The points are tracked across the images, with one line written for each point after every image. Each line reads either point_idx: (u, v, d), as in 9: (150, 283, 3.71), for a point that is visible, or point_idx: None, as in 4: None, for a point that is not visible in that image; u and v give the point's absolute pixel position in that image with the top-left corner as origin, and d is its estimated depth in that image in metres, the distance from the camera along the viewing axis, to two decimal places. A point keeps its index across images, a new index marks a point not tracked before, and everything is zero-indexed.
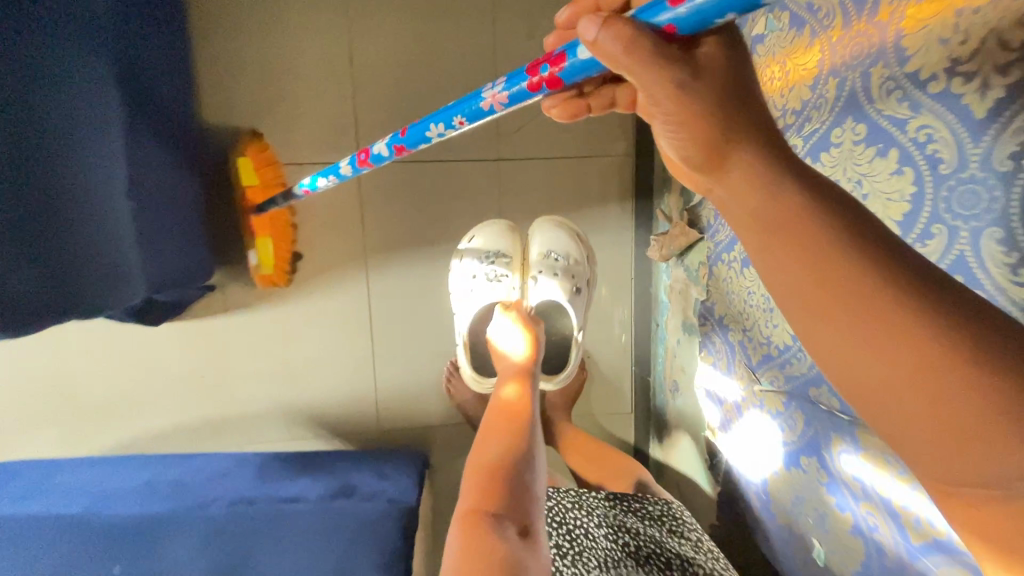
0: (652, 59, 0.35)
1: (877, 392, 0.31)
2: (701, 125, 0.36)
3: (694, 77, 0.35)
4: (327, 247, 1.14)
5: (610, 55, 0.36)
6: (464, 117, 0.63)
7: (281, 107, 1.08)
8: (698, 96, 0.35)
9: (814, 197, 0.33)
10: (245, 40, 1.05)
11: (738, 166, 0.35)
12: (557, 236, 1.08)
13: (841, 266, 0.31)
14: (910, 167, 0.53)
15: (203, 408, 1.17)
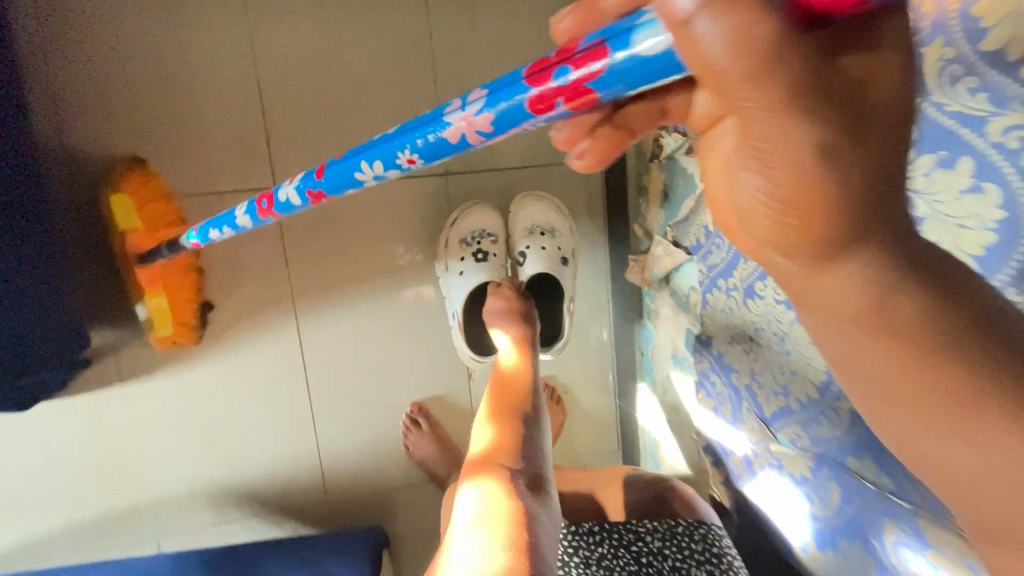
0: (798, 95, 0.18)
1: None
2: (842, 231, 0.19)
3: (858, 131, 0.18)
4: (242, 293, 0.94)
5: (707, 63, 0.18)
6: (416, 152, 0.42)
7: (164, 126, 0.86)
8: (855, 172, 0.18)
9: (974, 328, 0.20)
10: (108, 42, 0.82)
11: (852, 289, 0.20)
12: (543, 210, 0.97)
13: (995, 392, 0.20)
14: (993, 185, 0.39)
15: (101, 501, 0.95)
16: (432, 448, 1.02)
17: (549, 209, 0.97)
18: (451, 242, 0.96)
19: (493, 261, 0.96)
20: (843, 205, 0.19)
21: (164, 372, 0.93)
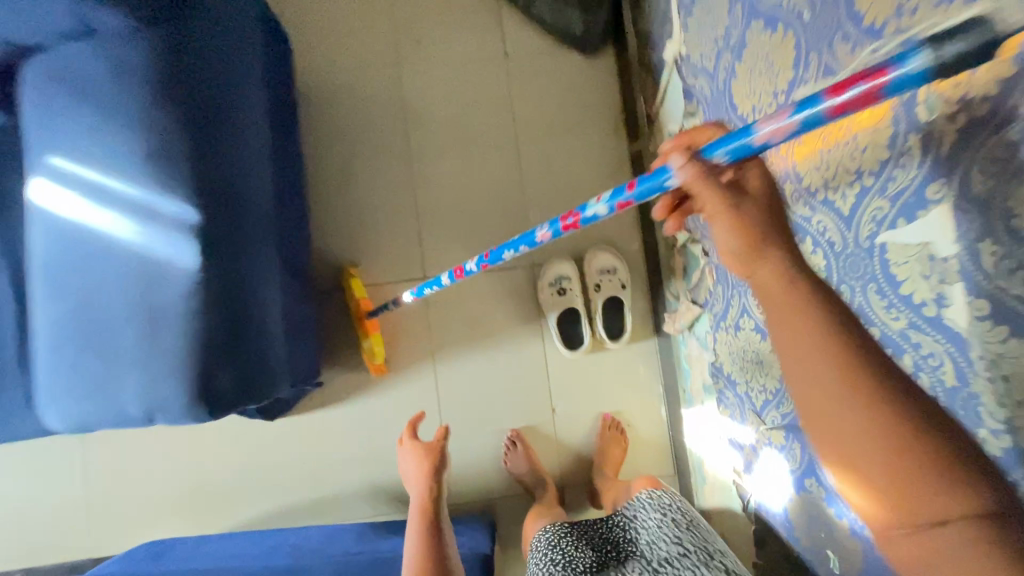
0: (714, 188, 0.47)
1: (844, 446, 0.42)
2: (743, 228, 0.46)
3: (745, 203, 0.47)
4: (403, 346, 1.42)
5: (686, 183, 0.49)
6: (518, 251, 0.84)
7: (369, 241, 1.44)
8: (743, 214, 0.47)
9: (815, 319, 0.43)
10: (343, 201, 1.44)
11: (768, 264, 0.46)
12: (606, 256, 1.38)
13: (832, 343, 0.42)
14: (814, 245, 0.77)
15: (302, 490, 1.38)
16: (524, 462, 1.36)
17: (609, 256, 1.39)
18: (542, 284, 1.39)
19: (574, 293, 1.36)
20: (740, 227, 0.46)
21: (352, 399, 1.41)
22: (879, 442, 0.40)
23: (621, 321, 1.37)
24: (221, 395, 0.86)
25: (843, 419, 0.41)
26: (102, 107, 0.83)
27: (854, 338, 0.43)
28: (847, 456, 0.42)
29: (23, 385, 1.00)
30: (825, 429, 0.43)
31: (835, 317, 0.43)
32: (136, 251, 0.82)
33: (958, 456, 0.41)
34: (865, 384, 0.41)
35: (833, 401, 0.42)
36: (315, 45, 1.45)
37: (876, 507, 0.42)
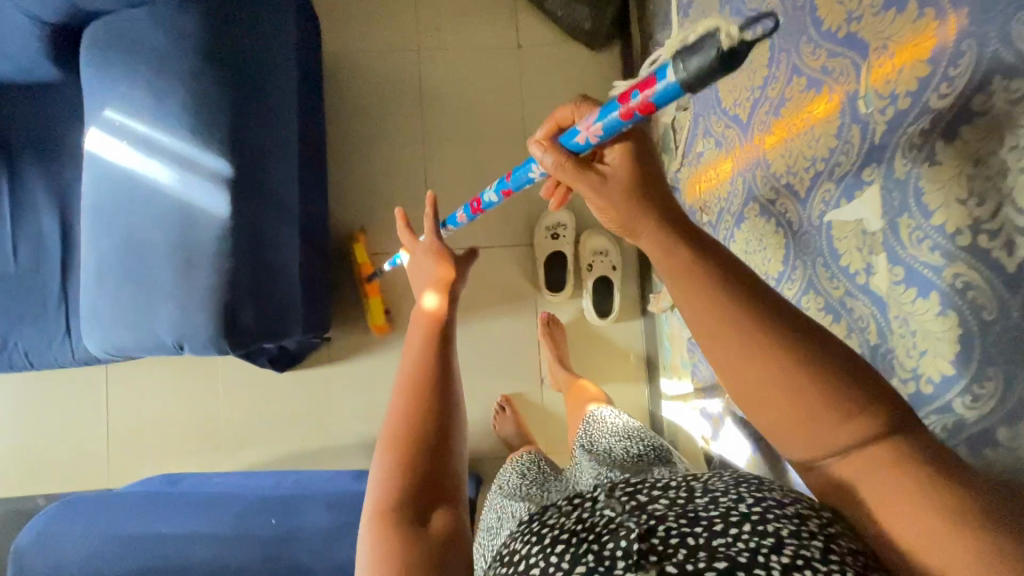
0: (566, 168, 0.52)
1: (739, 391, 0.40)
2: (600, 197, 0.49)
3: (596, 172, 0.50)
4: (405, 312, 1.53)
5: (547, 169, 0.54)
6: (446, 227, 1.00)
7: (380, 212, 1.55)
8: (597, 183, 0.49)
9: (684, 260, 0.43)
10: (358, 173, 1.54)
11: (645, 227, 0.46)
12: (601, 238, 1.48)
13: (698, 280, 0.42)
14: (776, 225, 0.87)
15: (305, 437, 1.49)
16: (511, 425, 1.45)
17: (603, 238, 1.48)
18: (539, 261, 1.48)
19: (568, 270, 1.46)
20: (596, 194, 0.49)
21: (355, 358, 1.52)
22: (765, 380, 0.39)
23: (610, 299, 1.47)
24: (244, 332, 0.96)
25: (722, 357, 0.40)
26: (157, 68, 0.94)
27: (730, 278, 0.41)
28: (744, 400, 0.40)
29: (64, 318, 1.11)
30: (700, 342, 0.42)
31: (705, 257, 0.43)
32: (175, 196, 0.93)
33: (857, 383, 0.38)
34: (738, 325, 0.40)
35: (717, 350, 0.41)
36: (342, 25, 1.55)
37: (787, 444, 0.40)
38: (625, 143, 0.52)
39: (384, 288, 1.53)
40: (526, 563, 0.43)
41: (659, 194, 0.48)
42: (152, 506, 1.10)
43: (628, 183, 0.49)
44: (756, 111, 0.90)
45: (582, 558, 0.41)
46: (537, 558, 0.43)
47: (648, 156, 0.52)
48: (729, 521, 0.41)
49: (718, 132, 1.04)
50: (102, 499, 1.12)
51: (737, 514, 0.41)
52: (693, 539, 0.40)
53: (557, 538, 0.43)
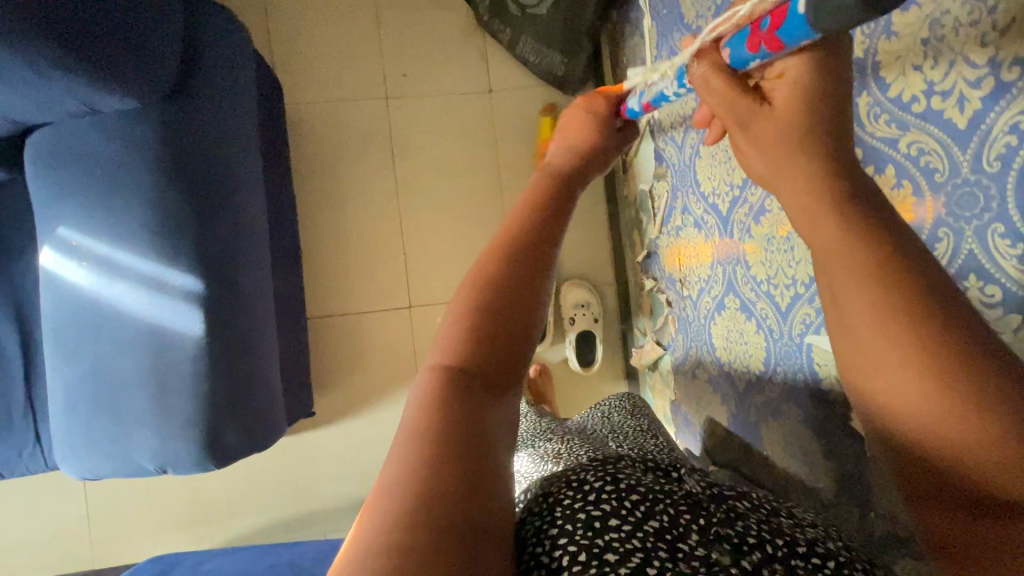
0: (718, 92, 0.45)
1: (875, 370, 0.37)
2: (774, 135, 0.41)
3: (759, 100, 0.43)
4: (388, 372, 1.51)
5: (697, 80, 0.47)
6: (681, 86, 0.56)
7: (356, 270, 1.50)
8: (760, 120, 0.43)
9: (849, 229, 0.38)
10: (332, 230, 1.49)
11: (792, 166, 0.40)
12: (580, 291, 1.48)
13: (877, 260, 0.37)
14: (757, 325, 0.89)
15: (294, 504, 1.49)
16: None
17: (583, 291, 1.48)
18: None
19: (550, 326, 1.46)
20: (755, 132, 0.43)
21: (340, 419, 1.50)
22: (926, 391, 0.35)
23: (592, 351, 1.48)
24: (227, 449, 0.93)
25: (867, 332, 0.37)
26: (108, 182, 0.88)
27: (885, 279, 0.36)
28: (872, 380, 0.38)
29: (34, 429, 1.07)
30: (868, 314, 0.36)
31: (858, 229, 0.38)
32: (145, 320, 0.89)
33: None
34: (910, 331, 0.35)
35: (856, 315, 0.37)
36: (304, 73, 1.47)
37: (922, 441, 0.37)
38: (814, 51, 0.41)
39: (365, 348, 1.51)
40: (596, 494, 0.49)
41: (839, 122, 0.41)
42: None
43: (796, 118, 0.41)
44: (734, 210, 0.90)
45: (658, 513, 0.49)
46: (611, 495, 0.49)
47: (835, 75, 0.41)
48: (813, 552, 0.47)
49: (697, 213, 1.04)
50: None
51: (822, 548, 0.47)
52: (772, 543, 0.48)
53: (633, 488, 0.51)
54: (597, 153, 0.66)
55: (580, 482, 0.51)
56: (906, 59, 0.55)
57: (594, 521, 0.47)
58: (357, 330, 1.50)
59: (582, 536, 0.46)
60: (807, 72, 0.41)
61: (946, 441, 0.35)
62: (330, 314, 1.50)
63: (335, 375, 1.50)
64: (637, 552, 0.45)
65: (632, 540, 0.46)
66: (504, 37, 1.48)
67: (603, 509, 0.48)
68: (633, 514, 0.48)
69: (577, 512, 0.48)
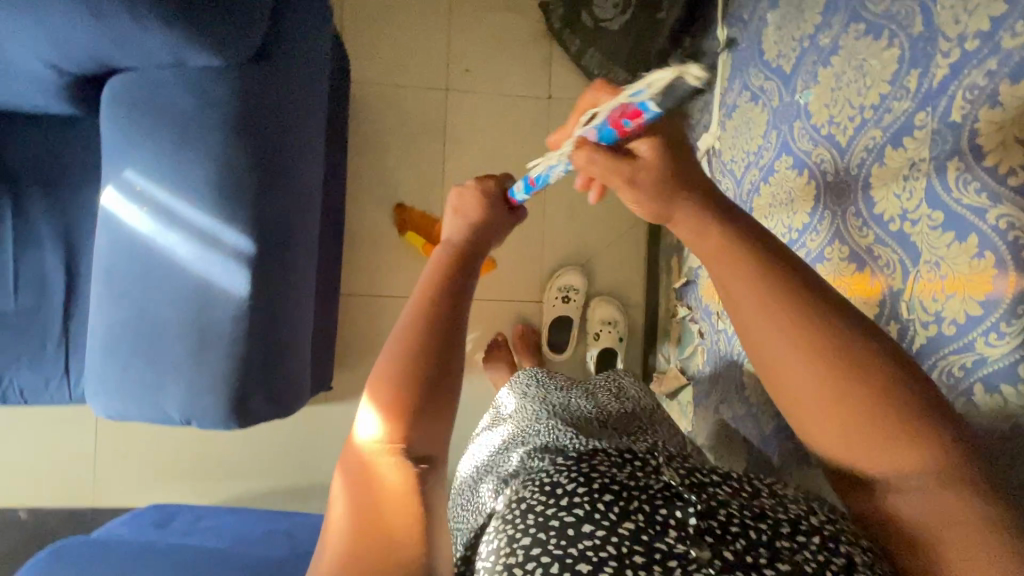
0: (592, 163, 0.46)
1: (806, 411, 0.43)
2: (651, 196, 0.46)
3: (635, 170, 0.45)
4: None
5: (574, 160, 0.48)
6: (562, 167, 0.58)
7: (391, 253, 1.51)
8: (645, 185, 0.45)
9: (755, 278, 0.43)
10: (373, 210, 1.50)
11: (682, 213, 0.46)
12: (610, 309, 1.47)
13: (801, 303, 0.42)
14: None
15: (295, 474, 1.50)
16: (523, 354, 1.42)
17: (612, 310, 1.47)
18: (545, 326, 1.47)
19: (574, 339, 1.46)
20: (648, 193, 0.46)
21: (352, 399, 1.50)
22: (851, 424, 0.41)
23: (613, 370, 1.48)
24: (252, 411, 0.94)
25: (800, 384, 0.42)
26: (180, 133, 0.89)
27: (817, 326, 0.42)
28: (809, 427, 0.43)
29: (64, 360, 1.09)
30: (794, 373, 0.42)
31: (783, 290, 0.42)
32: (194, 273, 0.90)
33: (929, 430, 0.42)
34: (831, 371, 0.41)
35: (786, 369, 0.42)
36: (370, 52, 1.48)
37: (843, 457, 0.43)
38: (655, 134, 0.46)
39: (388, 332, 1.51)
40: (570, 500, 0.56)
41: (699, 188, 0.46)
42: (146, 555, 1.06)
43: (664, 182, 0.45)
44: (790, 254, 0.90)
45: (634, 514, 0.56)
46: (584, 499, 0.56)
47: (677, 139, 0.47)
48: (789, 532, 0.56)
49: None
50: (89, 545, 1.07)
51: (796, 529, 0.56)
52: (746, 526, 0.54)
53: (607, 489, 0.58)
54: (498, 217, 0.62)
55: (555, 488, 0.57)
56: (1008, 131, 0.56)
57: (567, 528, 0.53)
58: (383, 313, 1.51)
59: (555, 546, 0.52)
60: (659, 145, 0.46)
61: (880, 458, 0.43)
62: (360, 293, 1.50)
63: (355, 355, 1.51)
64: (610, 560, 0.51)
65: (605, 545, 0.52)
66: (574, 47, 1.48)
67: (577, 514, 0.54)
68: (610, 519, 0.52)
69: (554, 521, 0.53)
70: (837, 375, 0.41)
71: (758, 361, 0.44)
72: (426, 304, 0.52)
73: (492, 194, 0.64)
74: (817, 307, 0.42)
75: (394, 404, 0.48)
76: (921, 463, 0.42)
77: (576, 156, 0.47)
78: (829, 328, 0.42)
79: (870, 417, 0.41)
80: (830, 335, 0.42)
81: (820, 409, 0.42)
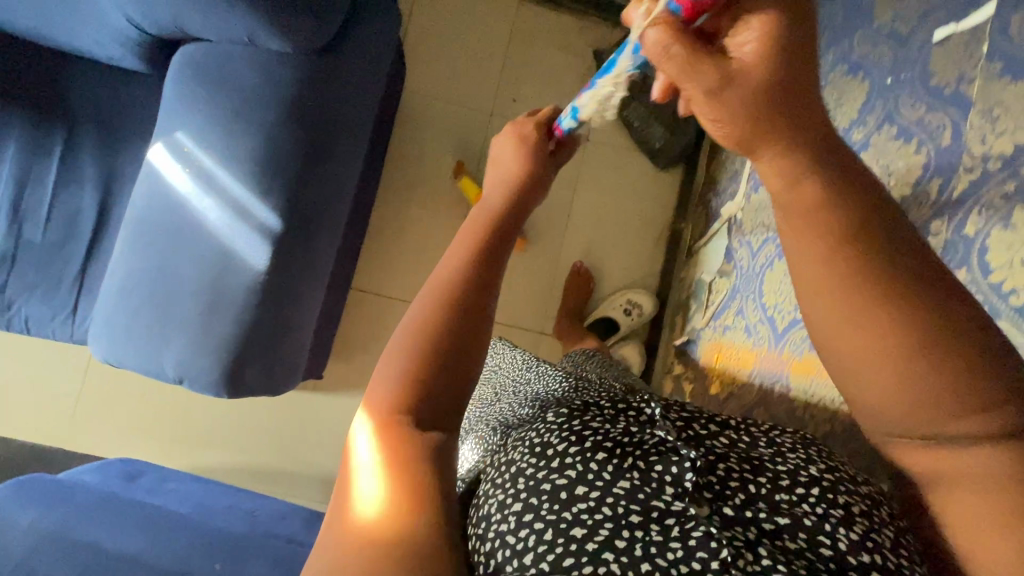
0: (677, 57, 0.45)
1: (844, 333, 0.45)
2: (743, 113, 0.45)
3: (724, 80, 0.44)
4: None
5: (650, 48, 0.46)
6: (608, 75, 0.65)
7: (408, 257, 1.54)
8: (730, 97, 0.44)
9: (826, 204, 0.46)
10: (399, 214, 1.54)
11: (768, 149, 0.46)
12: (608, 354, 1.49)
13: (852, 233, 0.45)
14: None
15: (269, 456, 1.49)
16: (575, 298, 1.50)
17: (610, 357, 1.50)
18: None
19: None
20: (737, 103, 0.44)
21: (341, 392, 1.51)
22: (881, 346, 0.44)
23: None
24: (244, 381, 0.95)
25: (846, 320, 0.45)
26: (234, 107, 0.94)
27: (862, 255, 0.44)
28: (850, 353, 0.45)
29: (75, 298, 1.11)
30: (833, 297, 0.45)
31: (840, 215, 0.46)
32: (219, 239, 0.93)
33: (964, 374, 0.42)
34: (872, 292, 0.44)
35: (832, 291, 0.45)
36: (426, 66, 1.55)
37: (879, 390, 0.45)
38: (767, 21, 0.43)
39: (389, 333, 1.53)
40: (561, 461, 0.48)
41: (795, 102, 0.44)
42: (107, 506, 1.06)
43: (762, 86, 0.44)
44: (791, 328, 0.94)
45: (630, 472, 0.47)
46: (575, 459, 0.48)
47: (799, 22, 0.43)
48: (799, 481, 0.49)
49: (752, 320, 1.07)
50: (55, 484, 1.07)
51: (805, 477, 0.49)
52: (754, 486, 0.49)
53: (599, 446, 0.49)
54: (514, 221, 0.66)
55: (544, 447, 0.50)
56: (1017, 253, 0.58)
57: (561, 491, 0.47)
58: (387, 314, 1.53)
59: (548, 509, 0.46)
60: (772, 30, 0.43)
61: (912, 391, 0.43)
62: (369, 290, 1.53)
63: (352, 349, 1.52)
64: (606, 523, 0.45)
65: (600, 507, 0.45)
66: None
67: (569, 476, 0.47)
68: (602, 477, 0.47)
69: (542, 483, 0.48)
70: (880, 299, 0.43)
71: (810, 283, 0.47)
72: (448, 300, 0.56)
73: (540, 145, 0.75)
74: (864, 233, 0.45)
75: (388, 413, 0.51)
76: (957, 401, 0.43)
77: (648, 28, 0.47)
78: (877, 257, 0.44)
79: (906, 344, 0.43)
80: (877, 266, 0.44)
81: (862, 331, 0.44)
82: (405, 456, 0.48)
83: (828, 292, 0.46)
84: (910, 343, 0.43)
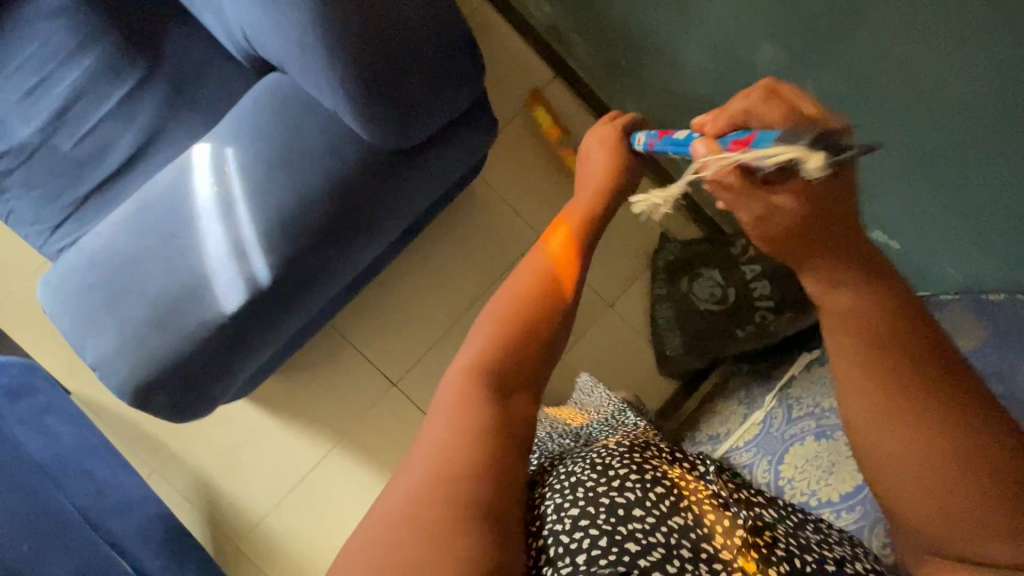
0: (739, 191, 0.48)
1: (893, 467, 0.51)
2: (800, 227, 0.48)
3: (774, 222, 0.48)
4: (326, 413, 1.47)
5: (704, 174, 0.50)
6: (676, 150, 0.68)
7: (391, 320, 1.49)
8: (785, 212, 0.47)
9: (894, 337, 0.50)
10: (405, 277, 1.50)
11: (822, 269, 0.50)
12: None
13: (916, 356, 0.50)
14: None
15: (160, 425, 1.46)
16: None
17: None
18: None
19: None
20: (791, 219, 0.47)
21: (258, 407, 1.46)
22: (935, 480, 0.50)
23: None
24: (149, 400, 0.93)
25: (901, 452, 0.51)
26: (287, 156, 0.93)
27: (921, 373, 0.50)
28: (902, 477, 0.51)
29: (60, 220, 1.10)
30: (885, 433, 0.51)
31: (890, 339, 0.50)
32: (204, 267, 0.91)
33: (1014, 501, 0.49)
34: (918, 412, 0.50)
35: (878, 425, 0.52)
36: (508, 162, 1.53)
37: (922, 508, 0.51)
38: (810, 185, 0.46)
39: (334, 379, 1.48)
40: (619, 482, 0.59)
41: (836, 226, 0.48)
42: None
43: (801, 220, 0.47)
44: None
45: (679, 510, 0.58)
46: (635, 486, 0.59)
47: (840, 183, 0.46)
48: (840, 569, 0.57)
49: None
50: None
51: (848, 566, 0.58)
52: (799, 561, 0.57)
53: (655, 482, 0.60)
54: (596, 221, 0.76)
55: (605, 468, 0.61)
56: None
57: (618, 508, 0.57)
58: (341, 360, 1.48)
59: (605, 522, 0.56)
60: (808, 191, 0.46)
61: (960, 508, 0.50)
62: (338, 331, 1.48)
63: (291, 373, 1.48)
64: (657, 546, 0.55)
65: (653, 532, 0.56)
66: (659, 292, 1.49)
67: (629, 497, 0.58)
68: (656, 509, 0.57)
69: (601, 497, 0.58)
70: (922, 432, 0.50)
71: (859, 403, 0.53)
72: (516, 305, 0.62)
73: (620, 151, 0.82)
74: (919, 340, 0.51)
75: (473, 366, 0.58)
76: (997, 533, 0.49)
77: (703, 184, 0.51)
78: (948, 393, 0.50)
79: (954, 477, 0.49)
80: (938, 398, 0.50)
81: (914, 464, 0.50)
82: (468, 428, 0.53)
83: (881, 425, 0.51)
84: (956, 461, 0.49)
